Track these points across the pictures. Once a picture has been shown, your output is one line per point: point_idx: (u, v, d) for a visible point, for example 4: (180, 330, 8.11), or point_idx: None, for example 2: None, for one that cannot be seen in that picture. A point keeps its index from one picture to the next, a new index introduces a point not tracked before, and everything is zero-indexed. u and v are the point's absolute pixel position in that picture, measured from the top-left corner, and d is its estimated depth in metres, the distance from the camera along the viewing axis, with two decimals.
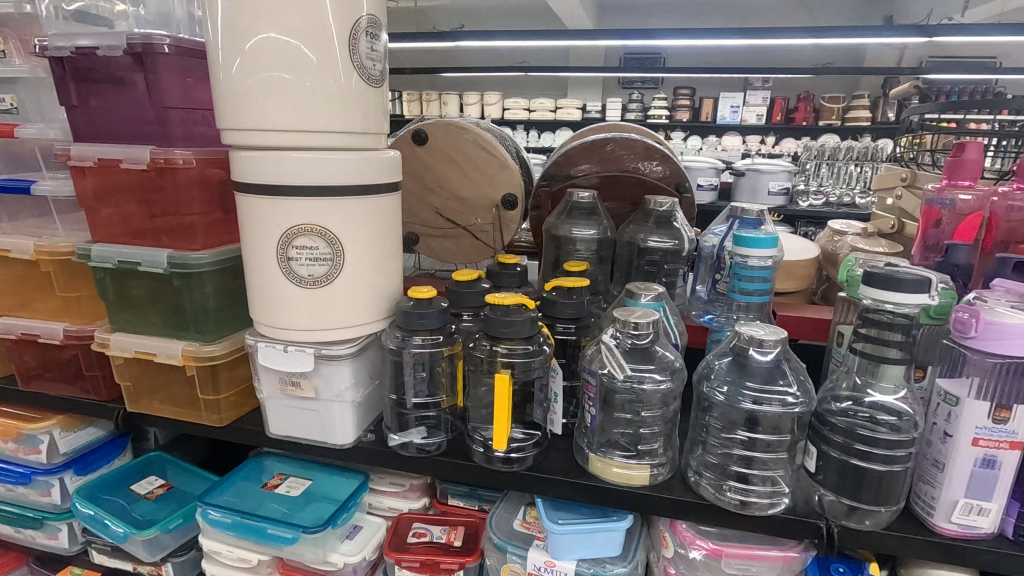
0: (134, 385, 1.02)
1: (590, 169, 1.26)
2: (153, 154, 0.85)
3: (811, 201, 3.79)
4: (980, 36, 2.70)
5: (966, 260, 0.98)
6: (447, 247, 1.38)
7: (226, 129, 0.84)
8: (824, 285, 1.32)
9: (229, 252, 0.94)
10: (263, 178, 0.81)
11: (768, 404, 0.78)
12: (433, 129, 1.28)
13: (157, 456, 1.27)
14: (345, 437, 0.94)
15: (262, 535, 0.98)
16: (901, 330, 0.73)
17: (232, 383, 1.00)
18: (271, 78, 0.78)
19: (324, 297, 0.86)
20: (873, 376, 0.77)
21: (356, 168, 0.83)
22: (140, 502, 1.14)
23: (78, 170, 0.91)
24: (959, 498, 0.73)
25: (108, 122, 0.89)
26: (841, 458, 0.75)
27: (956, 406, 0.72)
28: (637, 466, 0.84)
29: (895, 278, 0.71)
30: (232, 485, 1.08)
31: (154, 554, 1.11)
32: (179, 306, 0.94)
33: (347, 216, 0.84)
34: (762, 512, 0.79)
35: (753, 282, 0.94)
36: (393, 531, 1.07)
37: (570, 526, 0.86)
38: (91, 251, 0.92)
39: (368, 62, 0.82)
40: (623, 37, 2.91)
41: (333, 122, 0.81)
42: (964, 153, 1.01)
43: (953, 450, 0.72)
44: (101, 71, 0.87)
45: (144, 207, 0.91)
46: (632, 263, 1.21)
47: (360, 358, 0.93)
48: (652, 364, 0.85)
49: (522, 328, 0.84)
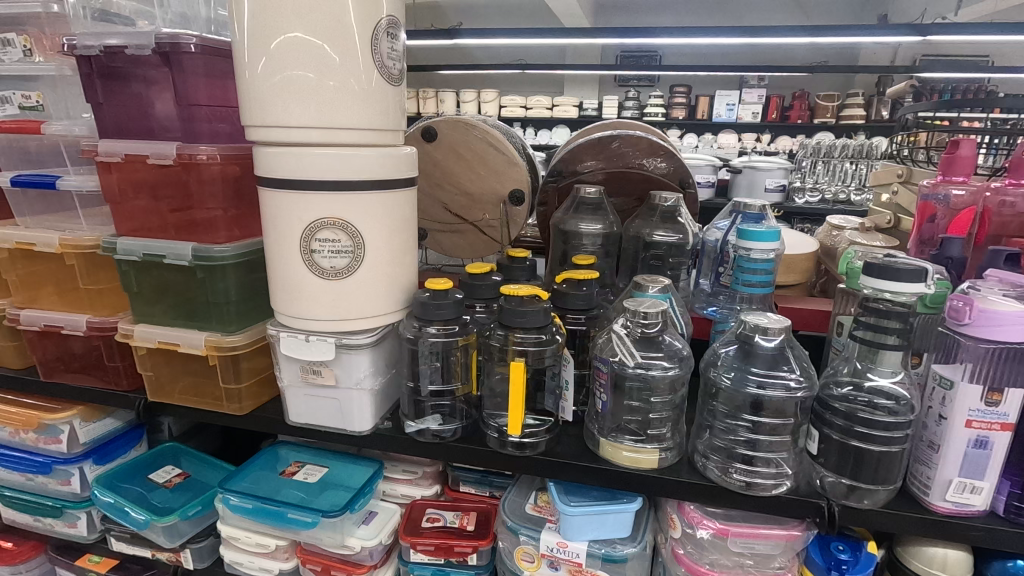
0: (156, 375, 1.04)
1: (595, 165, 1.30)
2: (179, 149, 0.88)
3: (807, 198, 3.94)
4: (974, 36, 2.74)
5: (959, 253, 1.00)
6: (455, 242, 1.41)
7: (250, 126, 0.86)
8: (822, 279, 1.36)
9: (251, 245, 0.97)
10: (287, 173, 0.84)
11: (773, 389, 0.82)
12: (443, 126, 1.31)
13: (171, 446, 1.30)
14: (363, 424, 0.97)
15: (281, 520, 1.02)
16: (897, 318, 0.77)
17: (252, 373, 1.02)
18: (296, 78, 0.81)
19: (344, 289, 0.89)
20: (873, 361, 0.81)
21: (377, 163, 0.86)
22: (158, 490, 1.17)
23: (104, 165, 0.94)
24: (953, 477, 0.77)
25: (133, 119, 0.92)
26: (842, 439, 0.79)
27: (950, 390, 0.76)
28: (646, 450, 0.88)
29: (893, 267, 0.75)
30: (252, 471, 1.12)
31: (174, 540, 1.15)
32: (202, 298, 0.97)
33: (367, 210, 0.87)
34: (766, 493, 0.82)
35: (755, 274, 0.98)
36: (407, 518, 1.10)
37: (583, 508, 0.90)
38: (116, 244, 0.95)
39: (388, 61, 0.86)
40: (623, 38, 2.93)
41: (355, 119, 0.84)
42: (959, 150, 1.09)
43: (947, 431, 0.76)
44: (127, 68, 0.89)
45: (167, 202, 0.94)
46: (637, 256, 1.26)
47: (379, 347, 0.96)
48: (660, 352, 0.89)
49: (535, 318, 0.87)
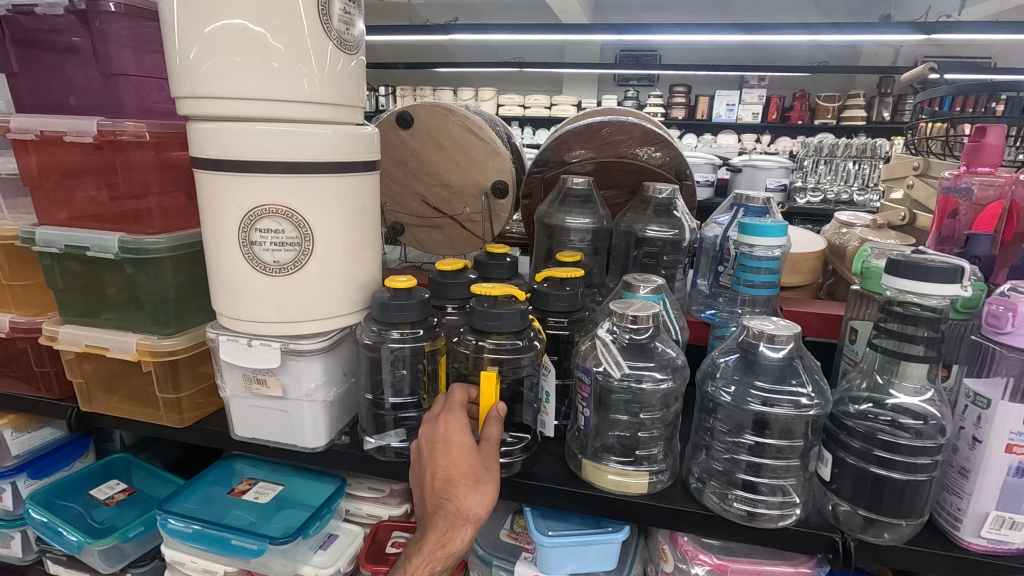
0: (87, 383, 0.94)
1: (584, 155, 1.18)
2: (101, 126, 0.77)
3: (810, 200, 3.79)
4: (983, 32, 2.63)
5: (987, 252, 0.89)
6: (434, 238, 1.29)
7: (179, 98, 0.75)
8: (830, 280, 1.25)
9: (189, 236, 0.86)
10: (223, 154, 0.73)
11: (780, 406, 0.71)
12: (419, 111, 1.19)
13: (121, 458, 1.19)
14: (316, 440, 0.86)
15: (225, 546, 0.91)
16: (925, 324, 0.66)
17: (195, 381, 0.92)
18: (225, 39, 0.69)
19: (290, 287, 0.78)
20: (894, 375, 0.70)
21: (327, 142, 0.74)
22: (100, 508, 1.06)
23: (21, 145, 0.84)
24: (989, 510, 0.66)
25: (50, 90, 0.84)
26: (859, 464, 0.68)
27: (987, 409, 0.65)
28: (634, 473, 0.77)
29: (923, 265, 0.63)
30: (199, 489, 1.01)
31: (114, 564, 1.04)
32: (134, 296, 0.85)
33: (315, 197, 0.76)
34: (771, 525, 0.72)
35: (759, 274, 0.87)
36: (371, 540, 1.00)
37: (562, 539, 0.79)
38: (35, 234, 0.85)
39: (339, 24, 0.74)
40: (621, 34, 2.80)
41: (301, 91, 0.72)
42: (986, 137, 0.97)
43: (983, 457, 0.65)
44: (44, 33, 0.81)
45: (94, 189, 0.83)
46: (628, 254, 1.17)
47: (333, 353, 0.85)
48: (652, 362, 0.78)
49: (510, 322, 0.76)
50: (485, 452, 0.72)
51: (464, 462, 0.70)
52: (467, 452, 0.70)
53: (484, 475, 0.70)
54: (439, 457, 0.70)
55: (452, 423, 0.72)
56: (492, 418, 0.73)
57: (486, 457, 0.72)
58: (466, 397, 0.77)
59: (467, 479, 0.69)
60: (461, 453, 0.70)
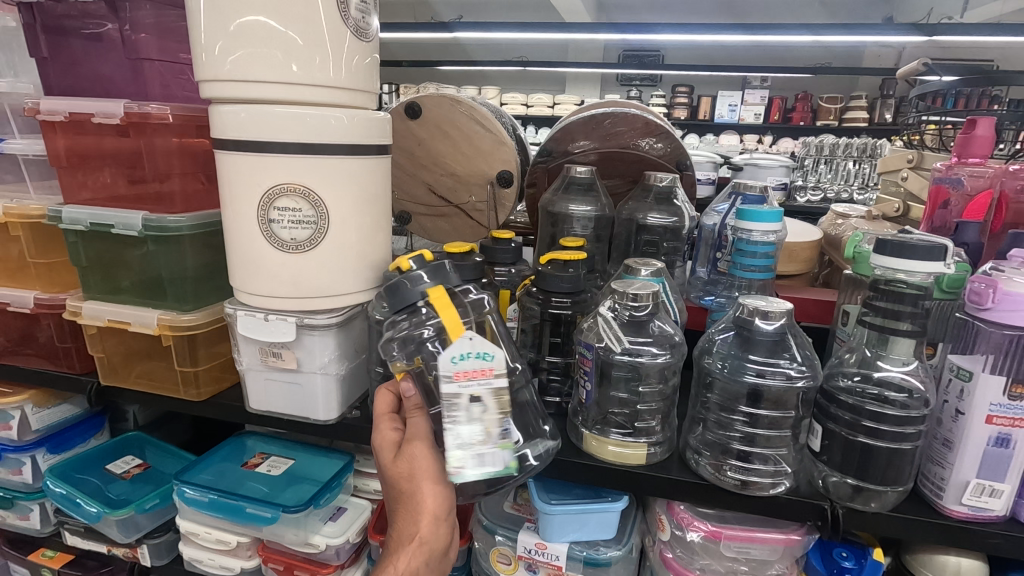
0: (108, 357, 0.97)
1: (588, 145, 1.22)
2: (127, 108, 0.81)
3: (809, 198, 3.84)
4: (983, 35, 2.64)
5: (975, 239, 0.93)
6: (440, 226, 1.33)
7: (203, 82, 0.78)
8: (826, 270, 1.28)
9: (209, 217, 0.90)
10: (245, 134, 0.76)
11: (772, 378, 0.75)
12: (426, 102, 1.22)
13: (135, 436, 1.22)
14: (328, 413, 0.89)
15: (240, 515, 0.95)
16: (909, 301, 0.70)
17: (211, 357, 0.95)
18: (246, 22, 0.72)
19: (306, 263, 0.81)
20: (883, 349, 0.74)
21: (342, 125, 0.78)
22: (116, 482, 1.10)
23: (49, 126, 0.87)
24: (970, 478, 0.70)
25: (78, 75, 0.88)
26: (848, 436, 0.71)
27: (969, 382, 0.68)
28: (633, 444, 0.80)
29: (908, 244, 0.67)
30: (212, 463, 1.04)
31: (130, 535, 1.08)
32: (155, 273, 0.89)
33: (333, 176, 0.79)
34: (763, 493, 0.75)
35: (755, 258, 0.91)
36: (378, 514, 1.04)
37: (564, 507, 0.82)
38: (61, 212, 0.88)
39: (356, 13, 0.77)
40: (623, 35, 2.83)
41: (320, 77, 0.75)
42: (975, 129, 1.01)
43: (966, 427, 0.69)
44: (75, 20, 0.85)
45: (119, 170, 0.87)
46: (629, 241, 1.20)
47: (345, 329, 0.89)
48: (649, 338, 0.82)
49: (412, 293, 0.68)
50: (411, 460, 0.71)
51: (396, 479, 0.72)
52: (391, 468, 0.72)
53: (412, 486, 0.70)
54: (385, 480, 0.74)
55: (383, 439, 0.74)
56: (413, 412, 0.72)
57: (409, 466, 0.71)
58: (388, 399, 0.77)
59: (401, 499, 0.72)
60: (391, 468, 0.72)
